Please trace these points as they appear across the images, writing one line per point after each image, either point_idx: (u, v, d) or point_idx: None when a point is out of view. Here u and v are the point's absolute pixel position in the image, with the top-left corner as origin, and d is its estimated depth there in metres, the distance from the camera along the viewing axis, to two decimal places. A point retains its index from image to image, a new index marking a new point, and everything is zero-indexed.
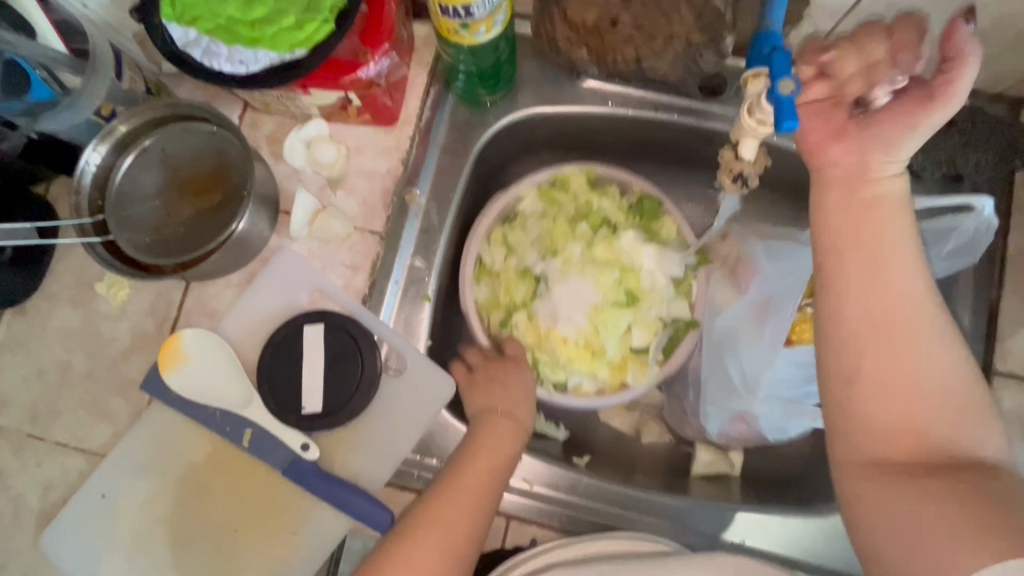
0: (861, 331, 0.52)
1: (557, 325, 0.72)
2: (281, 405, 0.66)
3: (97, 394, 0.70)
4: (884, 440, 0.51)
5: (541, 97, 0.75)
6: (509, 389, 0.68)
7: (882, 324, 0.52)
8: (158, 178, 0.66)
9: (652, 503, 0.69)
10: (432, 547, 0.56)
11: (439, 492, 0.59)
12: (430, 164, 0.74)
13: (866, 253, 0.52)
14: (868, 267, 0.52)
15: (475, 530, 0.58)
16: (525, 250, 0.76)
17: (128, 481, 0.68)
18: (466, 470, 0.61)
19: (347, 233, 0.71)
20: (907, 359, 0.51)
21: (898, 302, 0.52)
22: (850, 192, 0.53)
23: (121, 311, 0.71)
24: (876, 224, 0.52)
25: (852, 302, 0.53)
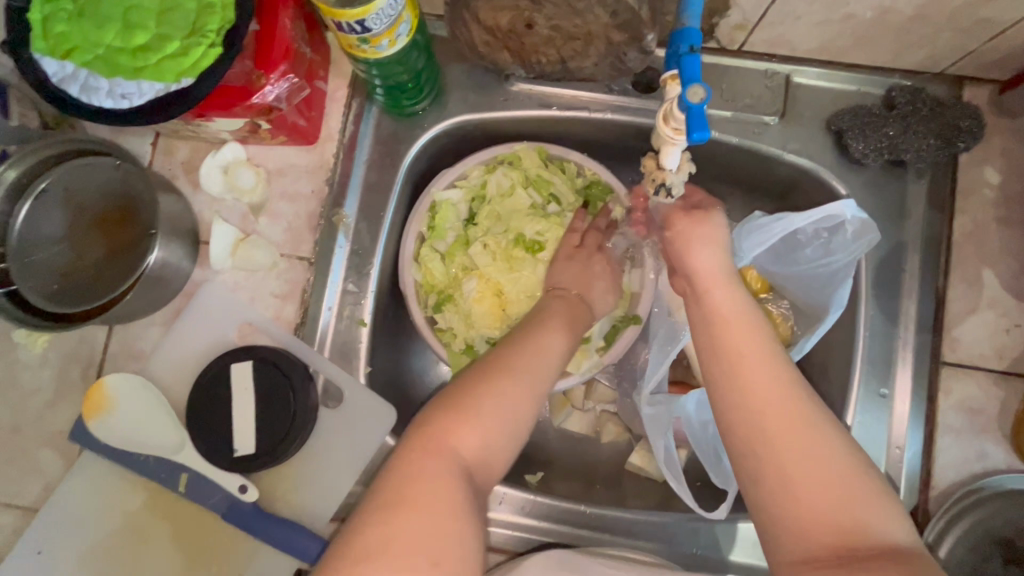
0: (751, 432, 0.48)
1: (466, 284, 0.71)
2: (212, 447, 0.63)
3: (24, 448, 0.67)
4: (788, 506, 0.46)
5: (469, 103, 0.72)
6: (577, 269, 0.67)
7: (767, 419, 0.48)
8: (62, 220, 0.62)
9: (607, 518, 0.68)
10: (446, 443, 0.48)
11: (498, 353, 0.56)
12: (357, 181, 0.71)
13: (727, 351, 0.51)
14: (747, 353, 0.50)
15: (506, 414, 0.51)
16: (456, 227, 0.73)
17: (64, 536, 0.66)
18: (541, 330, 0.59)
19: (273, 261, 0.68)
20: (781, 420, 0.48)
21: (768, 400, 0.48)
22: (703, 301, 0.54)
23: (42, 359, 0.68)
24: (738, 325, 0.52)
25: (734, 407, 0.49)
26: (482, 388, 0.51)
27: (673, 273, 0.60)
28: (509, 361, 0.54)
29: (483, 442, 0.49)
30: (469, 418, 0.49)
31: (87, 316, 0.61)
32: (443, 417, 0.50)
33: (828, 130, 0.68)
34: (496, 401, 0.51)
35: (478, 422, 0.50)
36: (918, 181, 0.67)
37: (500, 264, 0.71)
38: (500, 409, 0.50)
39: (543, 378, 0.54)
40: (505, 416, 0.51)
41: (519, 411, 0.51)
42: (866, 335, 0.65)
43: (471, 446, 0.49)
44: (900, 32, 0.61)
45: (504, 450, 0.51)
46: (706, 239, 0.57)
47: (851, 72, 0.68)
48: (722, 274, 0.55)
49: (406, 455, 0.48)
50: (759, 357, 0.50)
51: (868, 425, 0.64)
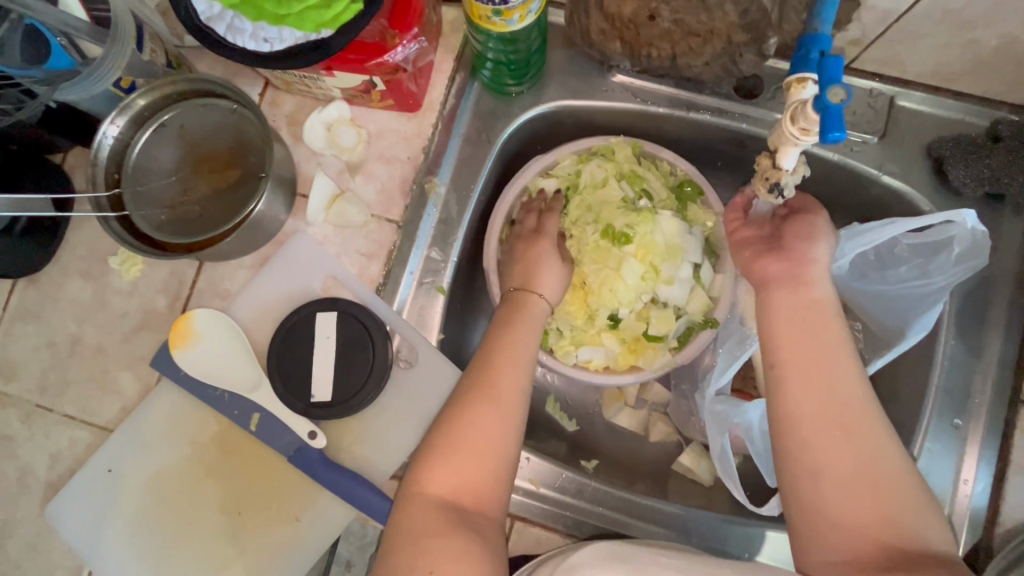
0: (812, 424, 0.51)
1: None
2: (289, 391, 0.65)
3: (105, 369, 0.70)
4: (838, 503, 0.48)
5: (569, 90, 0.73)
6: (528, 265, 0.68)
7: (835, 415, 0.50)
8: (175, 154, 0.65)
9: (655, 510, 0.68)
10: (450, 453, 0.54)
11: (477, 369, 0.59)
12: (451, 153, 0.72)
13: (809, 345, 0.53)
14: (809, 357, 0.52)
15: (507, 432, 0.55)
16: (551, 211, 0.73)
17: (134, 458, 0.68)
18: (512, 334, 0.61)
19: (364, 221, 0.70)
20: (849, 416, 0.50)
21: (846, 396, 0.51)
22: (795, 292, 0.55)
23: (133, 287, 0.71)
24: (819, 319, 0.54)
25: (802, 398, 0.51)
26: (455, 427, 0.55)
27: (767, 248, 0.59)
28: (489, 376, 0.58)
29: (450, 483, 0.53)
30: (434, 462, 0.54)
31: (185, 250, 0.63)
32: (412, 473, 0.54)
33: (927, 156, 0.68)
34: (466, 431, 0.54)
35: (448, 463, 0.53)
36: (1015, 218, 0.67)
37: (587, 255, 0.71)
38: (463, 441, 0.54)
39: (519, 379, 0.58)
40: (493, 430, 0.55)
41: (511, 398, 0.57)
42: (944, 365, 0.64)
43: (438, 490, 0.52)
44: (1021, 64, 0.60)
45: (493, 470, 0.54)
46: (812, 231, 0.58)
47: (958, 101, 0.67)
48: (824, 269, 0.57)
49: (397, 511, 0.53)
50: (835, 359, 0.52)
51: (937, 454, 0.63)
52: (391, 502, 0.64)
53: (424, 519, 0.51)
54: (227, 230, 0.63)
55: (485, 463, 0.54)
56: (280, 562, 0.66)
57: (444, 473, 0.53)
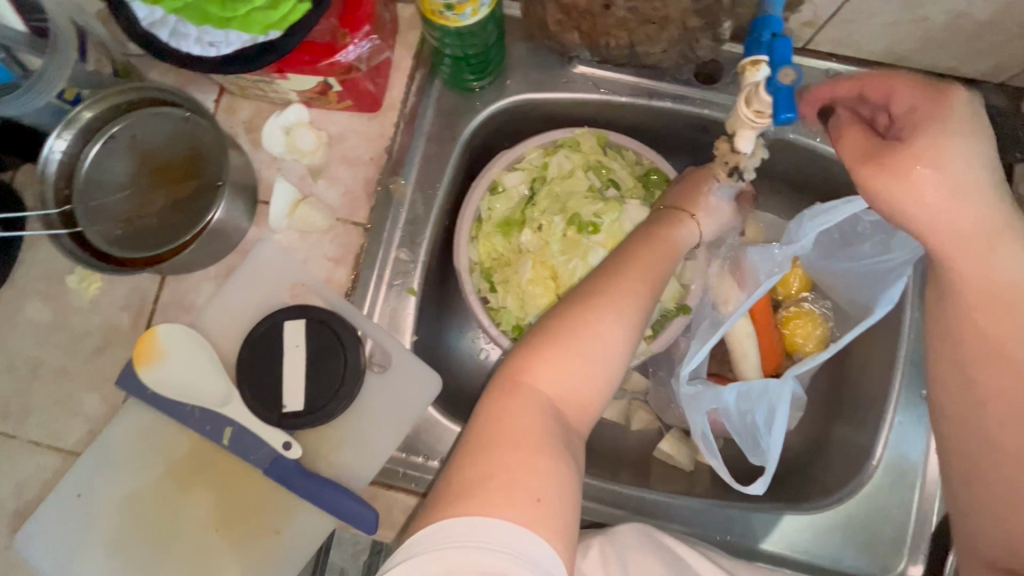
0: (970, 358, 0.50)
1: (523, 270, 0.73)
2: (260, 402, 0.63)
3: (70, 391, 0.68)
4: (990, 491, 0.51)
5: (532, 83, 0.73)
6: (685, 190, 0.66)
7: (992, 340, 0.49)
8: (129, 166, 0.63)
9: (644, 501, 0.68)
10: (553, 359, 0.52)
11: (605, 277, 0.58)
12: (416, 152, 0.71)
13: (1004, 299, 0.47)
14: (997, 306, 0.48)
15: (618, 351, 0.54)
16: (522, 207, 0.75)
17: (104, 481, 0.66)
18: (650, 249, 0.60)
19: (329, 224, 0.68)
20: (999, 360, 0.49)
21: (1013, 346, 0.48)
22: (953, 202, 0.44)
23: (93, 304, 0.69)
24: (998, 245, 0.45)
25: (968, 332, 0.50)
26: (575, 323, 0.53)
27: (874, 164, 0.45)
28: (614, 285, 0.56)
29: (562, 388, 0.52)
30: (550, 354, 0.52)
31: (143, 263, 0.61)
32: (521, 359, 0.53)
33: None
34: (590, 330, 0.53)
35: (559, 362, 0.52)
36: None
37: (556, 246, 0.73)
38: (579, 348, 0.52)
39: (650, 301, 0.56)
40: (611, 345, 0.53)
41: (636, 317, 0.55)
42: (911, 339, 0.67)
43: (549, 386, 0.51)
44: (969, 38, 0.61)
45: (599, 390, 0.53)
46: (934, 156, 0.43)
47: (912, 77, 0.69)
48: (976, 188, 0.43)
49: (498, 399, 0.51)
50: (993, 301, 0.48)
51: (906, 427, 0.66)
52: (370, 508, 0.63)
53: (522, 419, 0.49)
54: (187, 241, 0.61)
55: (597, 379, 0.53)
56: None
57: (552, 372, 0.52)
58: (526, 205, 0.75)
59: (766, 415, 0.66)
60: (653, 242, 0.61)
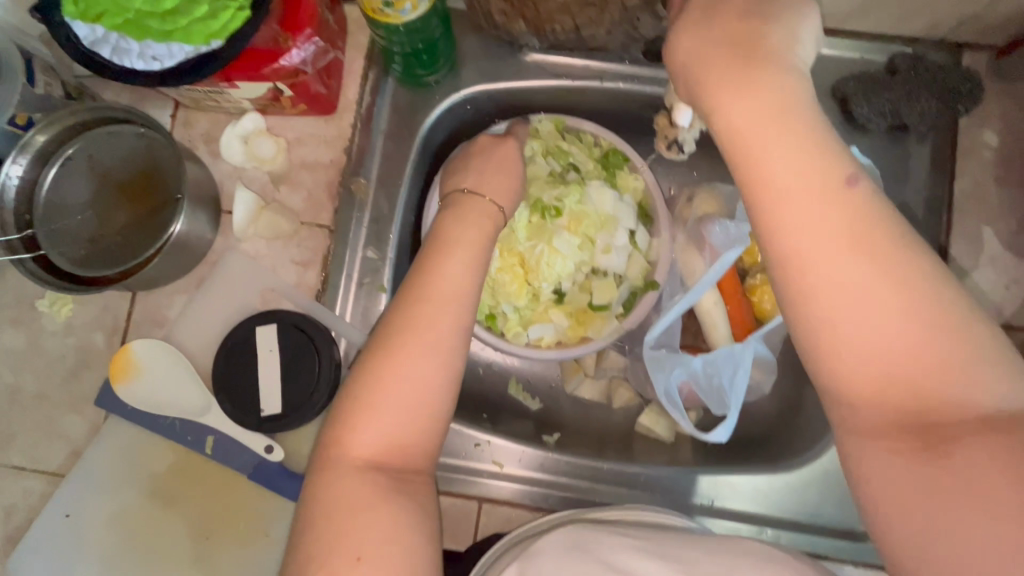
0: (841, 332, 0.37)
1: (491, 260, 0.74)
2: (239, 408, 0.64)
3: (49, 414, 0.68)
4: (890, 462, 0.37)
5: (483, 74, 0.73)
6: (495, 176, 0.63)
7: (835, 279, 0.37)
8: (88, 186, 0.63)
9: (621, 473, 0.70)
10: (359, 417, 0.47)
11: (396, 307, 0.51)
12: (375, 150, 0.72)
13: (799, 246, 0.38)
14: (863, 236, 0.37)
15: (425, 387, 0.49)
16: None
17: (93, 498, 0.67)
18: (457, 253, 0.55)
19: (293, 229, 0.69)
20: (874, 328, 0.36)
21: (843, 287, 0.37)
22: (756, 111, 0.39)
23: (67, 327, 0.69)
24: (804, 169, 0.38)
25: (834, 313, 0.37)
26: (378, 370, 0.48)
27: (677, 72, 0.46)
28: (410, 319, 0.50)
29: (380, 439, 0.47)
30: (364, 416, 0.48)
31: (111, 280, 0.61)
32: (336, 425, 0.48)
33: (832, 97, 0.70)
34: (396, 368, 0.48)
35: (372, 420, 0.47)
36: (920, 144, 0.69)
37: (522, 233, 0.73)
38: (394, 390, 0.48)
39: (451, 325, 0.51)
40: (417, 385, 0.48)
41: (434, 346, 0.49)
42: None
43: (366, 448, 0.47)
44: None
45: (427, 430, 0.49)
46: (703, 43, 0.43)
47: (854, 40, 0.70)
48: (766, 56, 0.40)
49: (318, 472, 0.47)
50: (832, 251, 0.37)
51: None
52: None
53: (346, 493, 0.45)
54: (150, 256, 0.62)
55: (423, 424, 0.49)
56: None
57: (371, 431, 0.47)
58: None
59: (730, 374, 0.70)
60: (446, 248, 0.55)
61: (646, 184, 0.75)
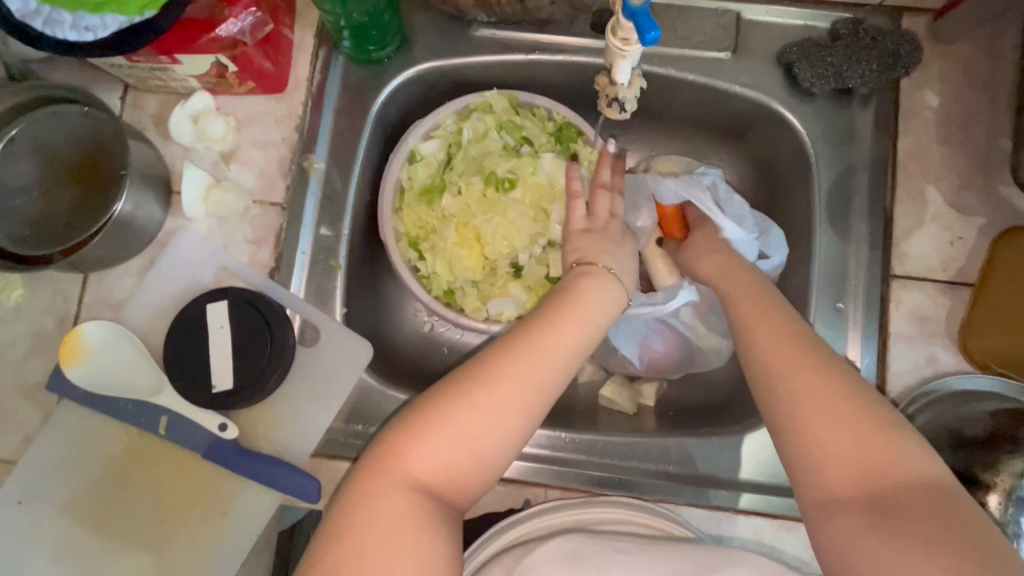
0: (808, 414, 0.49)
1: (447, 236, 0.74)
2: (191, 386, 0.64)
3: (1, 402, 0.67)
4: (842, 481, 0.46)
5: (435, 51, 0.74)
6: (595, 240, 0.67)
7: (833, 412, 0.48)
8: (34, 168, 0.63)
9: (585, 441, 0.70)
10: (426, 437, 0.49)
11: (502, 343, 0.55)
12: (326, 127, 0.72)
13: (795, 355, 0.52)
14: (810, 387, 0.50)
15: (501, 438, 0.51)
16: (442, 173, 0.76)
17: (47, 483, 0.66)
18: (556, 313, 0.58)
19: (246, 207, 0.69)
20: (830, 397, 0.49)
21: (830, 392, 0.49)
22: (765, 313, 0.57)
23: (17, 312, 0.68)
24: (782, 351, 0.53)
25: (802, 396, 0.50)
26: (466, 398, 0.51)
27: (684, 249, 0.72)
28: (501, 362, 0.53)
29: (442, 458, 0.49)
30: (432, 428, 0.49)
31: (53, 258, 0.61)
32: (397, 437, 0.50)
33: (777, 64, 0.71)
34: (493, 395, 0.51)
35: (435, 439, 0.49)
36: (864, 108, 0.70)
37: (476, 207, 0.74)
38: (490, 422, 0.50)
39: (525, 393, 0.52)
40: (490, 427, 0.50)
41: (526, 412, 0.52)
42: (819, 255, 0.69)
43: (424, 468, 0.48)
44: None
45: (489, 460, 0.51)
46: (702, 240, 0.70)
47: (796, 7, 0.71)
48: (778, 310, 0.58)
49: (370, 476, 0.48)
50: (813, 388, 0.50)
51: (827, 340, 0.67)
52: (312, 478, 0.63)
53: (389, 503, 0.47)
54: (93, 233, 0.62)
55: (479, 453, 0.50)
56: (209, 560, 0.64)
57: (429, 451, 0.49)
58: (444, 169, 0.76)
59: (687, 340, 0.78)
60: (563, 313, 0.58)
61: (600, 155, 0.75)
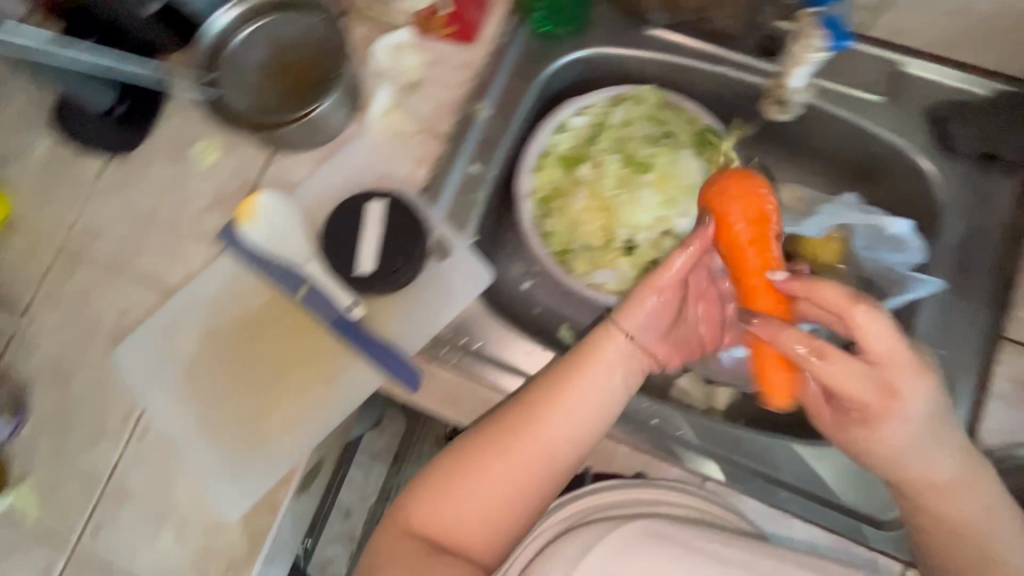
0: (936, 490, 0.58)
1: (578, 200, 0.82)
2: (336, 263, 0.73)
3: (178, 239, 0.79)
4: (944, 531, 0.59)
5: (609, 39, 0.82)
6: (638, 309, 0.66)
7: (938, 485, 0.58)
8: (262, 55, 0.76)
9: (656, 410, 0.73)
10: (440, 496, 0.61)
11: (496, 416, 0.64)
12: (498, 81, 0.81)
13: (924, 446, 0.57)
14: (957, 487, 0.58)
15: (496, 497, 0.61)
16: (586, 145, 0.84)
17: (194, 315, 0.77)
18: (557, 383, 0.64)
19: (416, 130, 0.80)
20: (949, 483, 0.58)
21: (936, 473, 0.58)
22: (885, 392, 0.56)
23: (210, 171, 0.81)
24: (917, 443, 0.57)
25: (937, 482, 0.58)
26: (468, 466, 0.62)
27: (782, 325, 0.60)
28: (496, 442, 0.62)
29: (438, 523, 0.61)
30: (443, 499, 0.61)
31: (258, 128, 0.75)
32: (406, 496, 0.63)
33: (929, 119, 0.75)
34: (490, 479, 0.61)
35: (436, 503, 0.61)
36: (1003, 175, 0.73)
37: (610, 181, 0.82)
38: (496, 470, 0.61)
39: (520, 459, 0.61)
40: (485, 490, 0.61)
41: (510, 522, 0.61)
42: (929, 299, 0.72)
43: (418, 528, 0.61)
44: (1009, 34, 0.69)
45: (485, 541, 0.61)
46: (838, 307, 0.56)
47: (959, 70, 0.75)
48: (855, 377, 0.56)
49: (381, 533, 0.63)
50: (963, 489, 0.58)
51: None
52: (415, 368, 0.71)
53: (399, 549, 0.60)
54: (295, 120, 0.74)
55: (482, 527, 0.61)
56: (308, 417, 0.73)
57: (430, 516, 0.61)
58: (588, 142, 0.84)
59: None
60: (563, 384, 0.63)
61: (738, 166, 0.80)
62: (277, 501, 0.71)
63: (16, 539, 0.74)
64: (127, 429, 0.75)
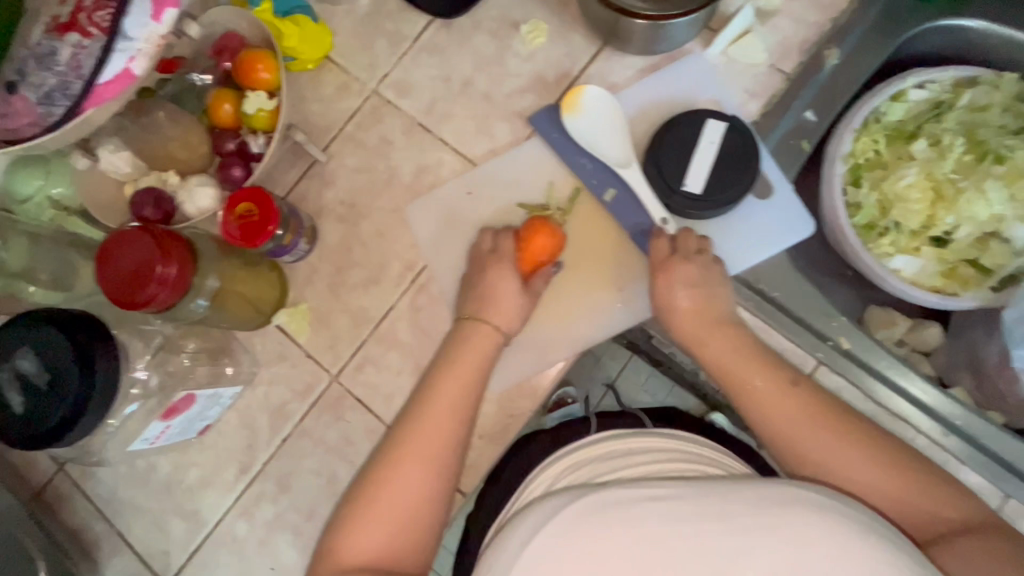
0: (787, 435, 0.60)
1: (904, 178, 0.77)
2: (659, 176, 0.71)
3: (486, 114, 0.79)
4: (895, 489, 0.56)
5: (984, 17, 0.77)
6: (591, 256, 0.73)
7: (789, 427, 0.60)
8: None
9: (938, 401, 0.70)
10: (382, 485, 0.61)
11: (400, 422, 0.64)
12: (856, 31, 0.76)
13: (773, 403, 0.61)
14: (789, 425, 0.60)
15: (404, 498, 0.60)
16: (922, 122, 0.78)
17: (493, 191, 0.77)
18: (447, 361, 0.66)
19: (760, 62, 0.75)
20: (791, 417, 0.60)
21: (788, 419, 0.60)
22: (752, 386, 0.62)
23: (532, 54, 0.79)
24: (781, 406, 0.61)
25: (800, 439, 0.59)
26: (392, 463, 0.61)
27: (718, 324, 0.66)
28: (394, 441, 0.63)
29: (374, 541, 0.58)
30: (367, 520, 0.59)
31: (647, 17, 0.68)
32: (337, 531, 0.60)
33: None
34: (390, 491, 0.60)
35: (365, 525, 0.59)
36: None
37: (945, 167, 0.77)
38: (405, 458, 0.61)
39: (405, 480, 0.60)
40: (397, 491, 0.60)
41: (399, 521, 0.59)
42: None
43: (352, 553, 0.58)
44: None
45: (392, 535, 0.59)
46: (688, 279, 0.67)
47: None
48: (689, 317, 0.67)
49: (352, 520, 0.60)
50: (812, 432, 0.59)
51: None
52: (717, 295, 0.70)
53: (366, 530, 0.59)
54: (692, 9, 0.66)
55: (391, 522, 0.59)
56: (589, 318, 0.73)
57: (365, 534, 0.58)
58: (926, 120, 0.78)
59: None
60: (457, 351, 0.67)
61: None
62: (539, 391, 0.72)
63: (282, 354, 0.77)
64: (405, 282, 0.76)
